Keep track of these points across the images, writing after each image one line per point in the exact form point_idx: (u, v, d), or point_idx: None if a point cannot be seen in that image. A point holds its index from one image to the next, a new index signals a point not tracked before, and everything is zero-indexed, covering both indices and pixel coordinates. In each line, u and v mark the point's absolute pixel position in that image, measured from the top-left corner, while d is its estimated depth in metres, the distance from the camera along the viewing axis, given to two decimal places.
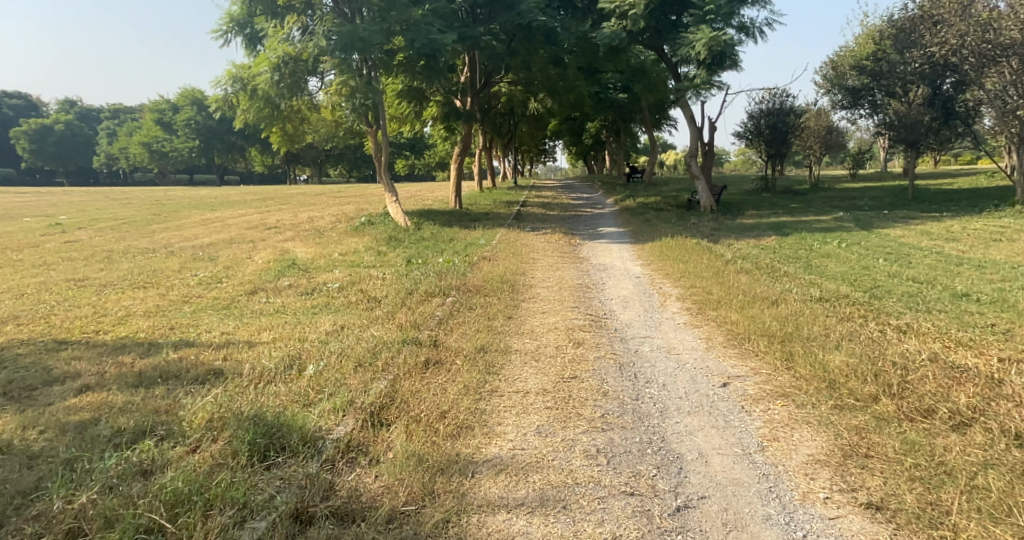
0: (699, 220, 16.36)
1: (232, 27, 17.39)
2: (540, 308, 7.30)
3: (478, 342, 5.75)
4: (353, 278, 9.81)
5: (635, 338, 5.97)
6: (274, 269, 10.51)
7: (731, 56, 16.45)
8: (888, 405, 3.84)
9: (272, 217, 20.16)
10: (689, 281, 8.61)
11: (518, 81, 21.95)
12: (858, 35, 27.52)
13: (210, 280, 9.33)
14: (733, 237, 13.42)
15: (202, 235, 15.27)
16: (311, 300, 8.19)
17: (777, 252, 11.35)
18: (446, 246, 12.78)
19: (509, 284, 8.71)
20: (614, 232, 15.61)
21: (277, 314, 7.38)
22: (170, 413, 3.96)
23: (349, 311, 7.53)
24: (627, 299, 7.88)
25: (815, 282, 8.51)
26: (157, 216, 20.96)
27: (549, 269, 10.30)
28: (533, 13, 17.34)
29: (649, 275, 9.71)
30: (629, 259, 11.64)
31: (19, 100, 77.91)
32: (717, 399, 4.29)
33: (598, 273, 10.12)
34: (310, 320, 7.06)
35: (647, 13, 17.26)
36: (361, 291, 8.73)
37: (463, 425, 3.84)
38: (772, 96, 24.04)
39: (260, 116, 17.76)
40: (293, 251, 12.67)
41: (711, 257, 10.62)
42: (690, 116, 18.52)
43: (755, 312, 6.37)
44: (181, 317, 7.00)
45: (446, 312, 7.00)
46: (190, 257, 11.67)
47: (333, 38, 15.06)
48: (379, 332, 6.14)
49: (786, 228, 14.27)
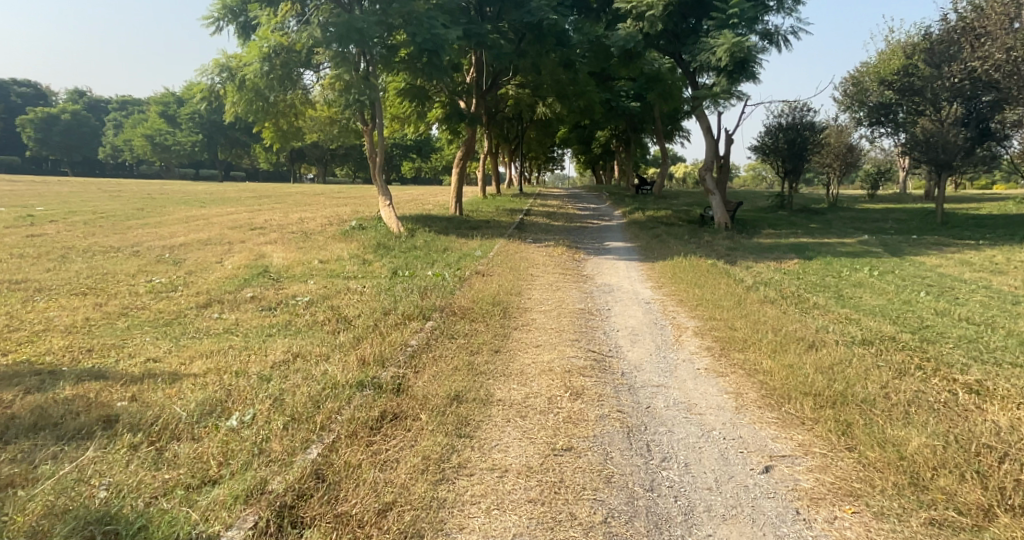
0: (713, 238, 15.25)
1: (225, 14, 16.45)
2: (535, 340, 6.24)
3: (453, 388, 4.65)
4: (328, 291, 8.72)
5: (645, 389, 4.84)
6: (241, 276, 9.44)
7: (754, 64, 15.42)
8: (1009, 529, 2.73)
9: (261, 217, 19.09)
10: (706, 311, 7.49)
11: (527, 84, 20.98)
12: (882, 52, 26.63)
13: (163, 288, 8.26)
14: (751, 259, 12.30)
15: (179, 234, 14.27)
16: (270, 318, 7.09)
17: (801, 277, 10.26)
18: (439, 256, 11.70)
19: (501, 307, 7.64)
20: (621, 247, 14.55)
21: (225, 335, 6.29)
22: (7, 493, 2.88)
23: (311, 335, 6.44)
24: (636, 332, 6.78)
25: (852, 319, 7.35)
26: (141, 210, 19.95)
27: (548, 289, 9.22)
28: (544, 11, 16.30)
29: (660, 301, 8.59)
30: (637, 279, 10.54)
31: (28, 88, 77.61)
32: (760, 496, 3.17)
33: (602, 296, 9.04)
34: (262, 346, 5.97)
35: (666, 15, 16.12)
36: (332, 308, 7.64)
37: (407, 534, 2.76)
38: (791, 109, 22.94)
39: (250, 109, 16.76)
40: (270, 256, 11.61)
41: (729, 282, 9.54)
42: (706, 127, 17.45)
43: (792, 358, 5.24)
44: (106, 337, 5.91)
45: (422, 343, 5.92)
46: (155, 260, 10.61)
47: (328, 29, 14.01)
48: (333, 368, 5.04)
49: (808, 250, 13.19)
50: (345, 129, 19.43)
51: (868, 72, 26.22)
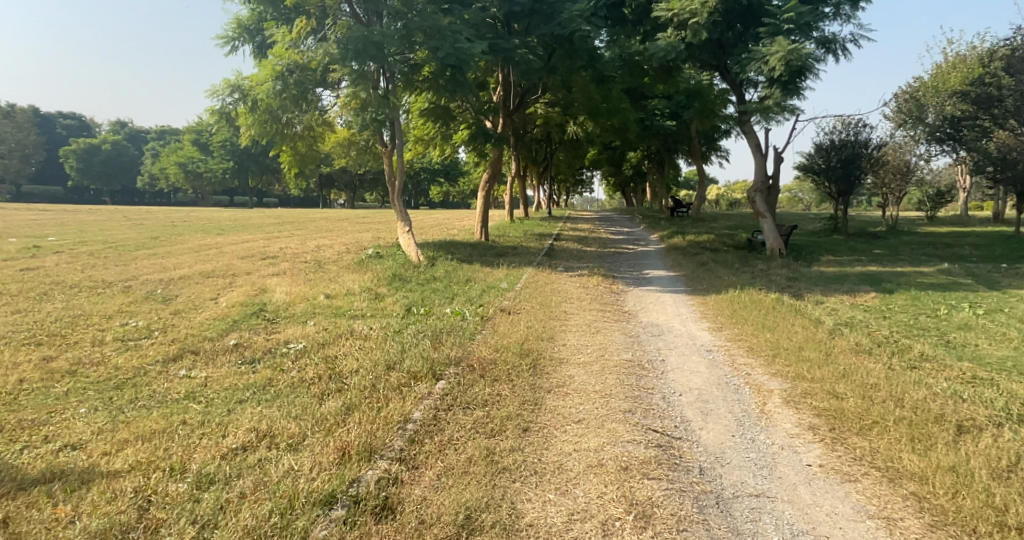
0: (768, 266, 13.67)
1: (240, 33, 15.59)
2: (576, 413, 4.78)
3: (461, 503, 3.29)
4: (327, 335, 7.40)
5: (741, 504, 3.42)
6: (231, 318, 8.17)
7: (811, 74, 13.89)
8: None
9: (276, 245, 18.06)
10: (790, 368, 5.98)
11: (557, 101, 19.80)
12: (941, 66, 24.93)
13: (134, 335, 7.01)
14: (818, 292, 10.69)
15: (183, 266, 13.23)
16: (248, 376, 5.75)
17: (890, 317, 8.66)
18: (460, 289, 10.33)
19: (530, 360, 6.21)
20: (664, 277, 13.06)
21: (182, 403, 4.96)
22: None
23: (290, 402, 5.07)
24: (704, 399, 5.27)
25: (983, 378, 5.73)
26: (154, 240, 19.07)
27: (586, 332, 7.75)
28: (576, 22, 14.77)
29: (725, 349, 7.05)
30: (690, 317, 9.03)
31: (73, 121, 79.74)
32: None
33: (653, 340, 7.56)
34: (224, 420, 4.61)
35: (712, 23, 14.60)
36: (327, 360, 6.30)
37: None
38: (844, 125, 21.23)
39: (264, 131, 15.79)
40: (273, 291, 10.37)
41: (805, 323, 7.99)
42: (754, 144, 15.94)
43: (946, 454, 3.75)
44: (26, 410, 4.63)
45: (427, 418, 4.52)
46: (144, 297, 9.45)
47: (343, 43, 12.93)
48: (304, 465, 3.69)
49: (885, 281, 11.52)
50: (364, 151, 18.40)
51: (924, 87, 24.40)
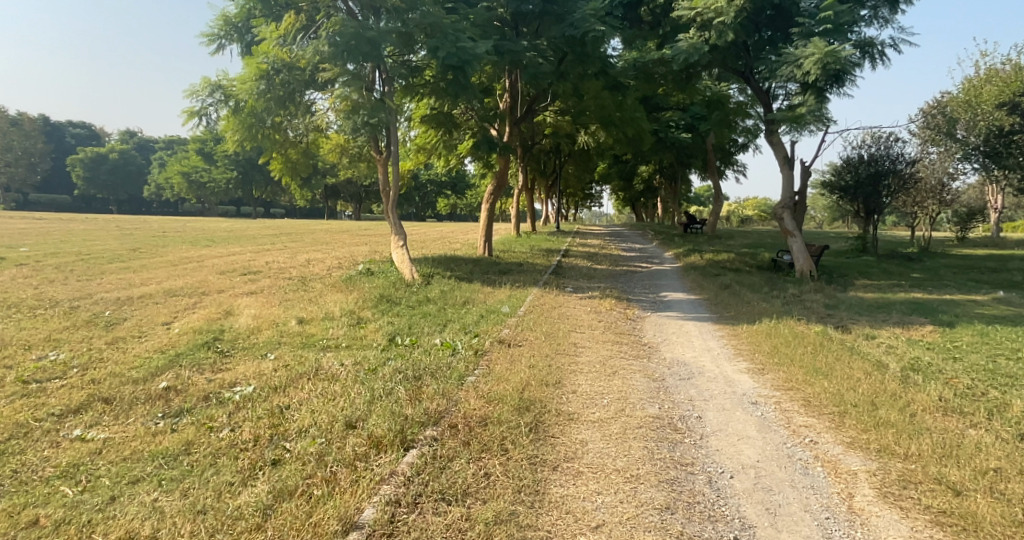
0: (800, 291, 12.29)
1: (228, 31, 14.21)
2: (593, 513, 3.43)
3: None
4: (286, 374, 6.08)
5: None
6: (177, 349, 6.85)
7: (849, 79, 12.55)
8: None
9: (264, 258, 16.80)
10: (871, 437, 4.59)
11: (567, 109, 18.53)
12: (973, 79, 23.58)
13: (41, 376, 5.64)
14: (866, 324, 9.30)
15: (151, 282, 11.98)
16: (163, 437, 4.39)
17: (962, 359, 7.26)
18: (453, 315, 8.99)
19: (531, 418, 4.80)
20: (684, 301, 11.69)
21: (50, 488, 3.60)
22: None
23: (203, 483, 3.69)
24: (765, 485, 3.89)
25: None
26: (135, 251, 17.84)
27: (602, 375, 6.33)
28: (589, 22, 13.40)
29: (775, 403, 5.64)
30: (723, 354, 7.63)
31: (83, 129, 79.50)
32: None
33: (682, 386, 6.15)
34: (94, 520, 3.25)
35: (740, 22, 13.28)
36: (274, 412, 4.95)
37: None
38: (874, 139, 19.84)
39: (250, 136, 14.56)
40: (240, 314, 9.06)
41: (866, 366, 6.61)
42: (783, 155, 14.59)
43: None
44: None
45: (378, 522, 3.20)
46: (85, 321, 8.11)
47: (335, 41, 11.55)
48: None
49: (940, 312, 10.10)
50: (359, 159, 17.17)
51: (954, 101, 23.04)
